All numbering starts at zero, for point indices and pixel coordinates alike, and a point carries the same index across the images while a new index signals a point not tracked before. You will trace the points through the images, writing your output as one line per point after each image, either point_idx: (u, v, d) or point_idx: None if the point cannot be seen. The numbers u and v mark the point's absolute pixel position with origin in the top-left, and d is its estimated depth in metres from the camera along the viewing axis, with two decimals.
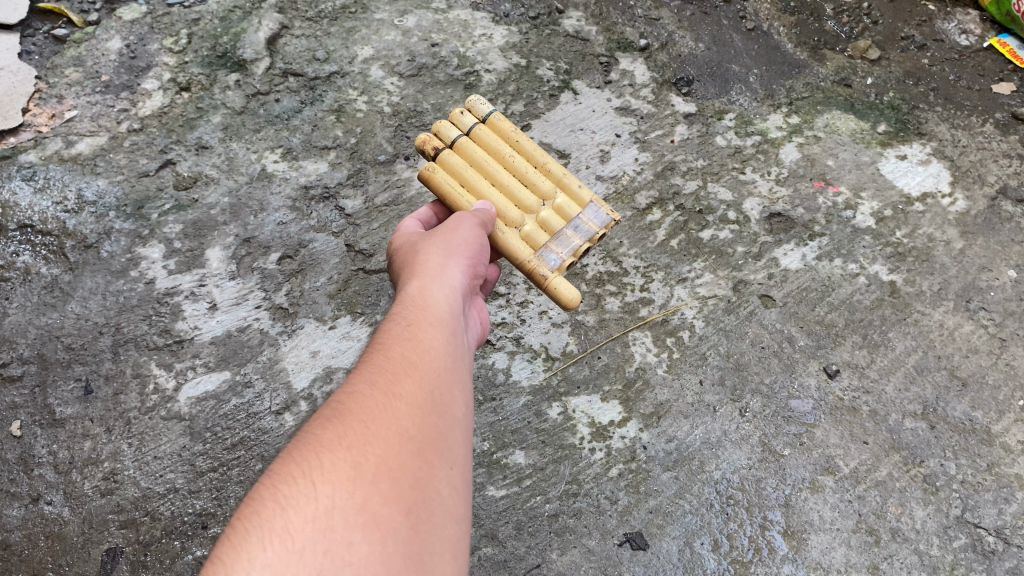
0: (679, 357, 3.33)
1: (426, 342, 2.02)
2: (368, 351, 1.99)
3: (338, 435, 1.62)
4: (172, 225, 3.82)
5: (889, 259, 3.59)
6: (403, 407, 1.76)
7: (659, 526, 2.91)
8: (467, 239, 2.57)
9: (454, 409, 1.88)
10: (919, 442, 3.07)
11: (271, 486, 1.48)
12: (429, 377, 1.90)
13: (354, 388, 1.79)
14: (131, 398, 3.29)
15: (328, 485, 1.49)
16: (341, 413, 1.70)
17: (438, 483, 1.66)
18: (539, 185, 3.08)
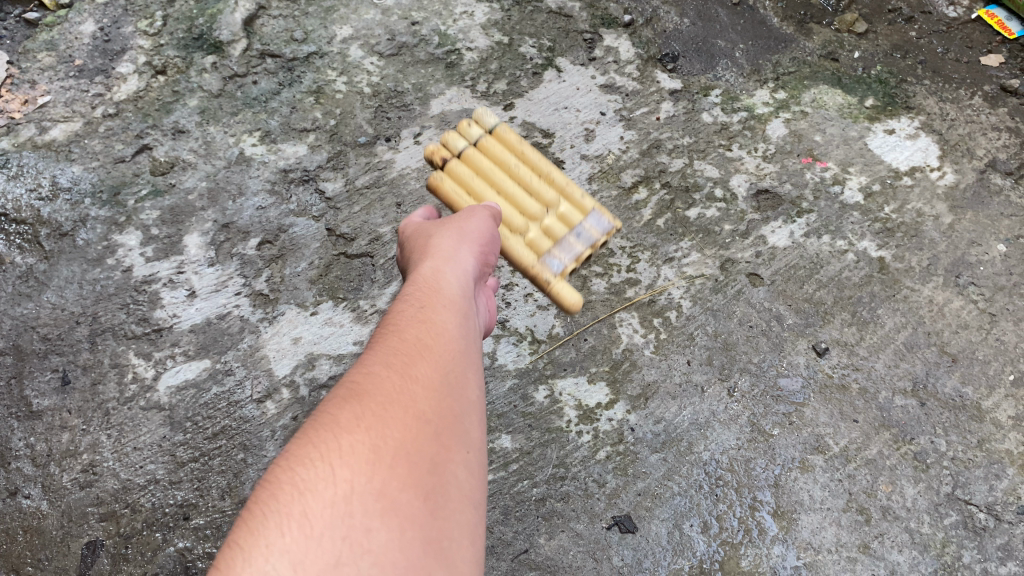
0: (666, 337, 3.29)
1: (440, 321, 1.91)
2: (380, 332, 1.89)
3: (356, 416, 1.55)
4: (149, 211, 3.75)
5: (878, 235, 3.55)
6: (421, 389, 1.67)
7: (648, 509, 2.88)
8: (480, 222, 2.49)
9: (474, 387, 1.78)
10: (909, 420, 3.03)
11: (287, 469, 1.43)
12: (445, 357, 1.79)
13: (370, 367, 1.71)
14: (109, 389, 3.22)
15: (345, 468, 1.43)
16: (358, 393, 1.62)
17: (456, 467, 1.56)
18: (542, 193, 2.98)
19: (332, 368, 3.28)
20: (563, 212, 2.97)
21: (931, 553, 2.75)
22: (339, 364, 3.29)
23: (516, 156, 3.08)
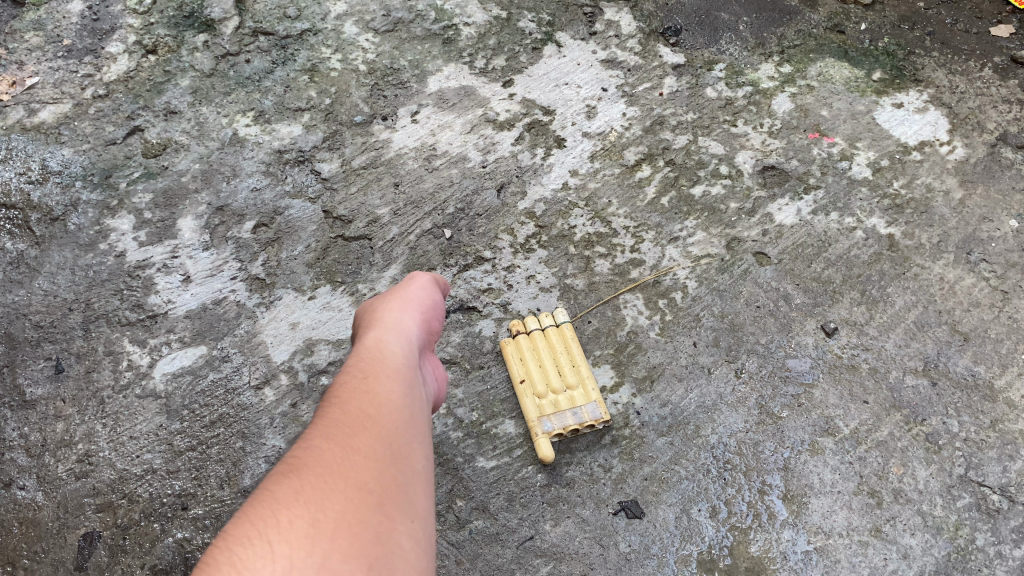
0: (671, 319, 3.22)
1: (385, 386, 1.79)
2: (322, 404, 1.77)
3: (294, 490, 1.44)
4: (142, 194, 3.67)
5: (887, 212, 3.47)
6: (363, 459, 1.56)
7: (655, 494, 2.82)
8: (420, 289, 2.22)
9: (418, 456, 1.67)
10: (920, 401, 2.97)
11: (223, 550, 1.30)
12: (390, 426, 1.68)
13: (309, 441, 1.60)
14: (104, 377, 3.16)
15: (285, 544, 1.31)
16: (297, 466, 1.51)
17: (400, 538, 1.44)
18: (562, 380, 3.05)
19: (331, 353, 3.19)
20: (576, 402, 2.98)
21: (944, 536, 2.69)
22: (338, 350, 3.20)
23: (561, 353, 3.13)
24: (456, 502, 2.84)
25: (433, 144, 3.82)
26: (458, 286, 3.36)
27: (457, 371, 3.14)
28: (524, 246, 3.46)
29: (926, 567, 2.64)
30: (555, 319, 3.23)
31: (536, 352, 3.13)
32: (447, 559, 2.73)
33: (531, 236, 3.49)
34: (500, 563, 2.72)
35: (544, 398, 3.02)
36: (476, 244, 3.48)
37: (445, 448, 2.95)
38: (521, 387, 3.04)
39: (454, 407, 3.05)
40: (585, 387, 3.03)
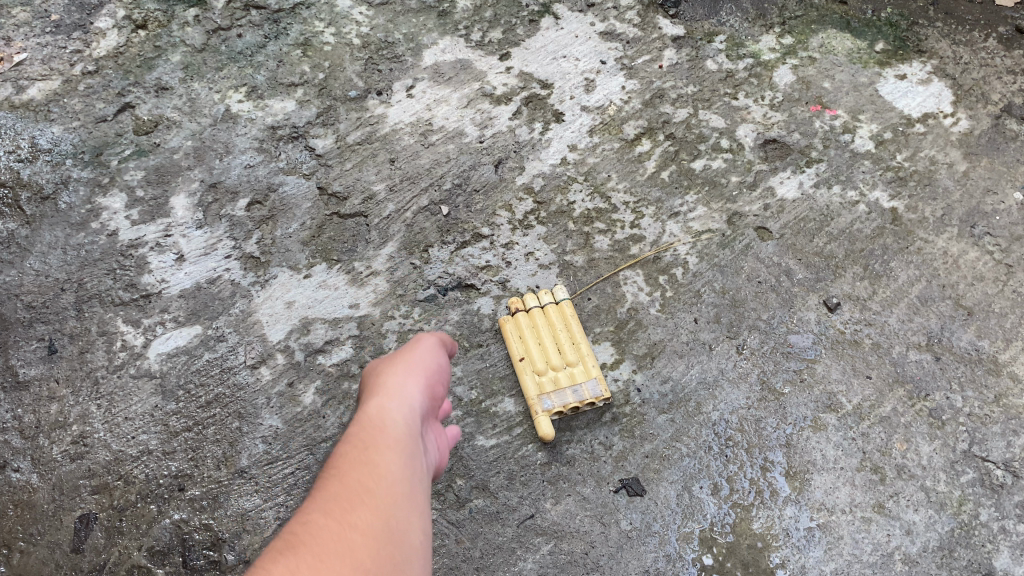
0: (672, 295, 3.18)
1: (385, 460, 1.69)
2: (319, 480, 1.66)
3: (292, 567, 1.33)
4: (134, 172, 3.61)
5: (890, 185, 3.43)
6: (360, 537, 1.47)
7: (656, 471, 2.80)
8: (427, 351, 2.14)
9: (415, 533, 1.59)
10: (923, 376, 2.95)
11: None
12: (389, 503, 1.59)
13: (306, 516, 1.50)
14: (98, 357, 3.12)
15: None
16: (294, 544, 1.41)
17: None
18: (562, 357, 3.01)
19: (328, 332, 3.14)
20: (576, 379, 2.95)
21: (948, 511, 2.67)
22: (335, 329, 3.15)
23: (562, 330, 3.09)
24: (456, 481, 2.82)
25: (429, 119, 3.76)
26: (456, 264, 3.32)
27: (455, 349, 3.10)
28: (523, 222, 3.41)
29: (930, 543, 2.62)
30: (554, 296, 3.19)
31: (536, 330, 3.09)
32: (447, 538, 2.71)
33: (530, 212, 3.44)
34: (500, 542, 2.70)
35: (544, 375, 2.99)
36: (474, 221, 3.43)
37: (444, 428, 2.92)
38: (520, 365, 3.00)
39: (453, 386, 3.01)
40: (585, 364, 2.99)
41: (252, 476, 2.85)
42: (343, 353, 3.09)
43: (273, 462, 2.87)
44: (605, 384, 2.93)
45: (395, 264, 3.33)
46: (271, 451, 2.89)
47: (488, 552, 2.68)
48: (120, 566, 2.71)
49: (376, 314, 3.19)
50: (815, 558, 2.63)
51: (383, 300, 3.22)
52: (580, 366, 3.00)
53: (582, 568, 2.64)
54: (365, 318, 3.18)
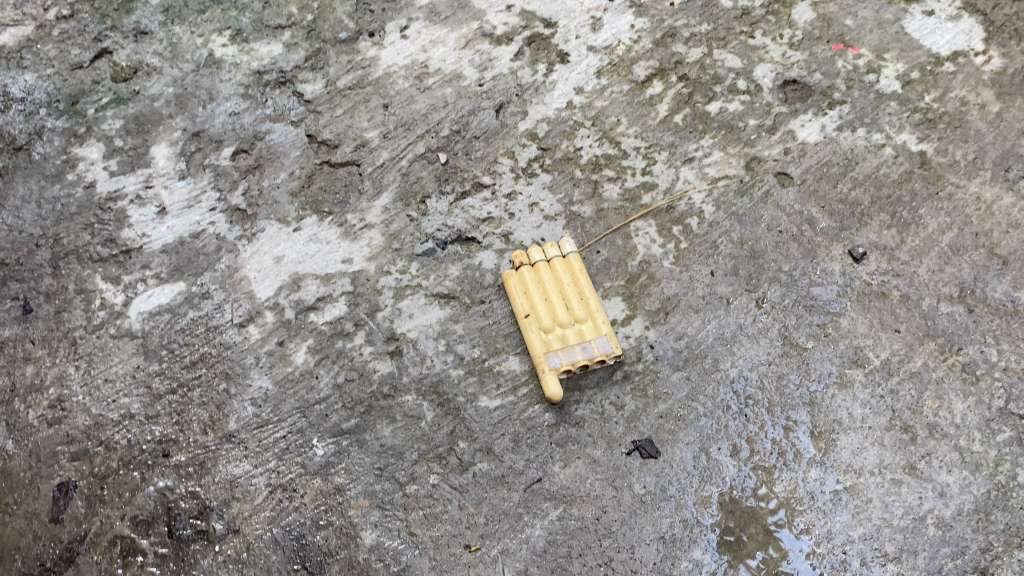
0: (686, 247, 2.98)
1: None
2: None
3: None
4: (112, 121, 3.39)
5: (918, 127, 3.21)
6: None
7: (671, 432, 2.62)
8: None
9: None
10: (956, 329, 2.76)
11: None
12: None
13: None
14: (75, 317, 2.92)
15: None
16: None
17: None
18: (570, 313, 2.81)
19: (320, 289, 2.94)
20: (585, 336, 2.75)
21: (983, 473, 2.50)
22: (327, 285, 2.95)
23: (569, 285, 2.88)
24: (458, 444, 2.64)
25: (425, 61, 3.52)
26: (455, 215, 3.11)
27: (456, 306, 2.91)
28: (526, 171, 3.20)
29: (964, 506, 2.46)
30: (561, 249, 2.97)
31: (541, 285, 2.89)
32: (450, 504, 2.55)
33: (534, 160, 3.23)
34: (506, 508, 2.53)
35: (550, 332, 2.79)
36: (474, 170, 3.22)
37: (445, 388, 2.74)
38: (525, 322, 2.81)
39: (454, 344, 2.83)
40: (595, 320, 2.78)
41: (241, 440, 2.67)
42: (337, 311, 2.90)
43: (263, 425, 2.69)
44: (616, 340, 2.73)
45: (390, 216, 3.12)
46: (260, 413, 2.71)
47: (493, 519, 2.52)
48: (102, 536, 2.55)
49: (371, 269, 2.99)
50: (842, 523, 2.47)
51: (378, 254, 3.02)
52: (589, 322, 2.80)
53: (593, 535, 2.48)
54: (360, 273, 2.98)
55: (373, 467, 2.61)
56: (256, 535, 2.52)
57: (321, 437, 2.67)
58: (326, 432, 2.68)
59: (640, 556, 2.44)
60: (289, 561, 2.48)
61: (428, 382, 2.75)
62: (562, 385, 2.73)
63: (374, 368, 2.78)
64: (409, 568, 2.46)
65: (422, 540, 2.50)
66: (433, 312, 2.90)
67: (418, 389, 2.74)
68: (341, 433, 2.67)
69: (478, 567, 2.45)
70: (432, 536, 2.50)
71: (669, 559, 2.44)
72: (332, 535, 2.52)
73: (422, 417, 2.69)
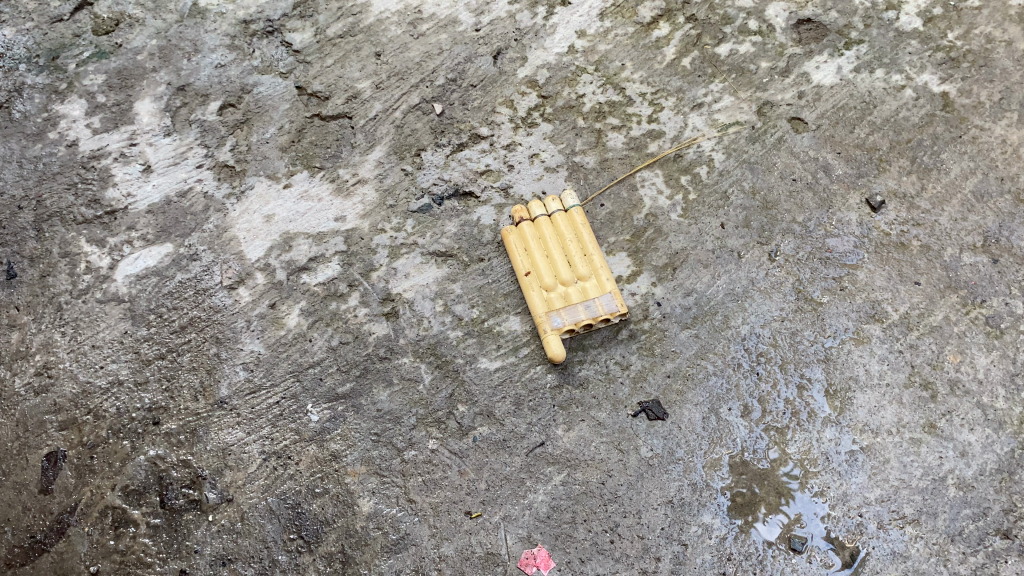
0: (695, 198, 2.84)
1: None
2: None
3: None
4: (94, 76, 3.22)
5: (940, 67, 3.02)
6: None
7: (679, 392, 2.51)
8: None
9: None
10: (979, 280, 2.62)
11: None
12: None
13: None
14: (60, 281, 2.81)
15: None
16: None
17: None
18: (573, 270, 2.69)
19: (312, 249, 2.82)
20: (588, 295, 2.62)
21: (1007, 431, 2.39)
22: (320, 245, 2.83)
23: (572, 241, 2.75)
24: (458, 408, 2.54)
25: (419, 6, 3.35)
26: (452, 169, 2.97)
27: (453, 264, 2.79)
28: (526, 120, 3.05)
29: (987, 466, 2.35)
30: (563, 203, 2.83)
31: (542, 242, 2.76)
32: (450, 470, 2.46)
33: (534, 109, 3.07)
34: (508, 473, 2.44)
35: (552, 291, 2.67)
36: (471, 120, 3.07)
37: (443, 350, 2.63)
38: (526, 281, 2.68)
39: (452, 304, 2.71)
40: (599, 277, 2.65)
41: (233, 407, 2.58)
42: (330, 271, 2.78)
43: (256, 391, 2.60)
44: (622, 297, 2.61)
45: (384, 170, 2.98)
46: (253, 378, 2.61)
47: (495, 484, 2.43)
48: (92, 507, 2.48)
49: (365, 227, 2.86)
50: (858, 485, 2.37)
51: (372, 211, 2.89)
52: (593, 279, 2.67)
53: (599, 500, 2.39)
54: (353, 231, 2.85)
55: (370, 433, 2.52)
56: (251, 504, 2.45)
57: (316, 402, 2.57)
58: (320, 397, 2.58)
59: (647, 521, 2.36)
60: (284, 531, 2.41)
61: (426, 344, 2.64)
62: (565, 346, 2.61)
63: (370, 331, 2.67)
64: (408, 536, 2.38)
65: (421, 507, 2.42)
66: (430, 271, 2.78)
67: (415, 351, 2.63)
68: (336, 398, 2.57)
69: (479, 534, 2.37)
70: (431, 502, 2.42)
71: (677, 524, 2.35)
72: (328, 503, 2.44)
73: (420, 381, 2.59)
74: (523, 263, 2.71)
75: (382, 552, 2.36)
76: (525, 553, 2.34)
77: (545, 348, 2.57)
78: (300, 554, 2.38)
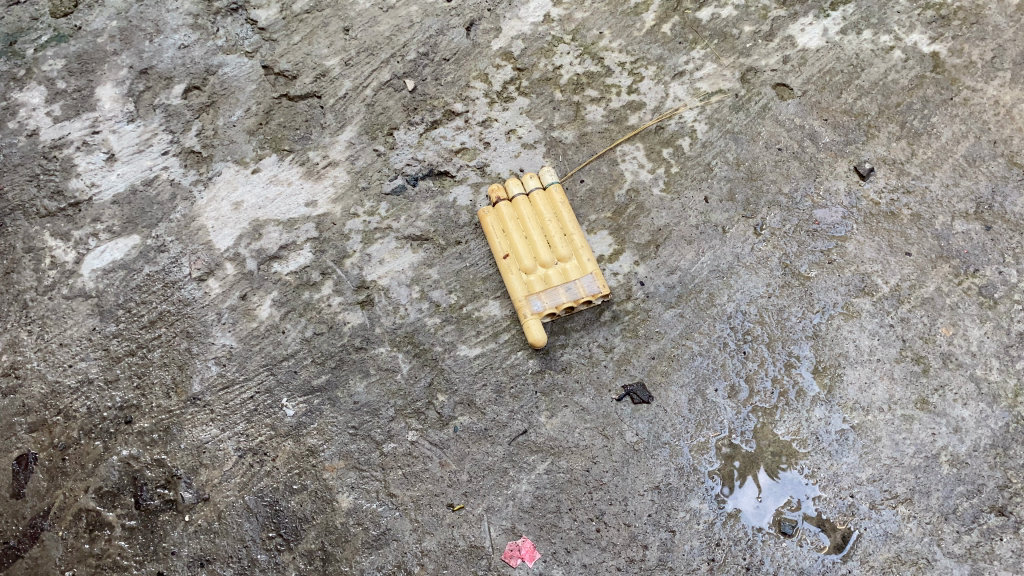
0: (678, 171, 2.74)
1: None
2: None
3: None
4: (52, 61, 3.08)
5: (930, 26, 2.90)
6: None
7: (664, 374, 2.44)
8: None
9: None
10: (972, 248, 2.53)
11: None
12: None
13: None
14: (25, 278, 2.72)
15: None
16: None
17: None
18: (552, 251, 2.60)
19: (283, 236, 2.73)
20: (569, 276, 2.53)
21: (1002, 404, 2.32)
22: (291, 232, 2.74)
23: (551, 221, 2.65)
24: (437, 397, 2.47)
25: None
26: (426, 148, 2.87)
27: (429, 248, 2.70)
28: (502, 95, 2.94)
29: (981, 441, 2.29)
30: (542, 180, 2.73)
31: (521, 222, 2.65)
32: (431, 462, 2.40)
33: (509, 82, 2.96)
34: (490, 463, 2.38)
35: (532, 273, 2.58)
36: (445, 96, 2.96)
37: (421, 338, 2.56)
38: (504, 264, 2.59)
39: (429, 290, 2.63)
40: (579, 258, 2.56)
41: (207, 403, 2.51)
42: (302, 260, 2.69)
43: (229, 386, 2.52)
44: (603, 277, 2.53)
45: (356, 152, 2.87)
46: (225, 373, 2.54)
47: (477, 475, 2.37)
48: (66, 511, 2.42)
49: (337, 212, 2.76)
50: (849, 464, 2.31)
51: (344, 194, 2.80)
52: (574, 260, 2.59)
53: (583, 487, 2.34)
54: (325, 217, 2.76)
55: (348, 426, 2.45)
56: (227, 503, 2.39)
57: (291, 396, 2.50)
58: (296, 391, 2.51)
59: (633, 508, 2.30)
60: (263, 529, 2.35)
61: (403, 333, 2.57)
62: (546, 330, 2.54)
63: (345, 320, 2.59)
64: (389, 531, 2.33)
65: (402, 501, 2.36)
66: (405, 256, 2.69)
67: (393, 340, 2.56)
68: (311, 391, 2.50)
69: (462, 526, 2.32)
70: (413, 496, 2.36)
71: (665, 510, 2.29)
72: (306, 500, 2.38)
73: (398, 370, 2.51)
74: (502, 246, 2.62)
75: (363, 549, 2.31)
76: (510, 545, 2.29)
77: (527, 332, 2.49)
78: (279, 553, 2.33)
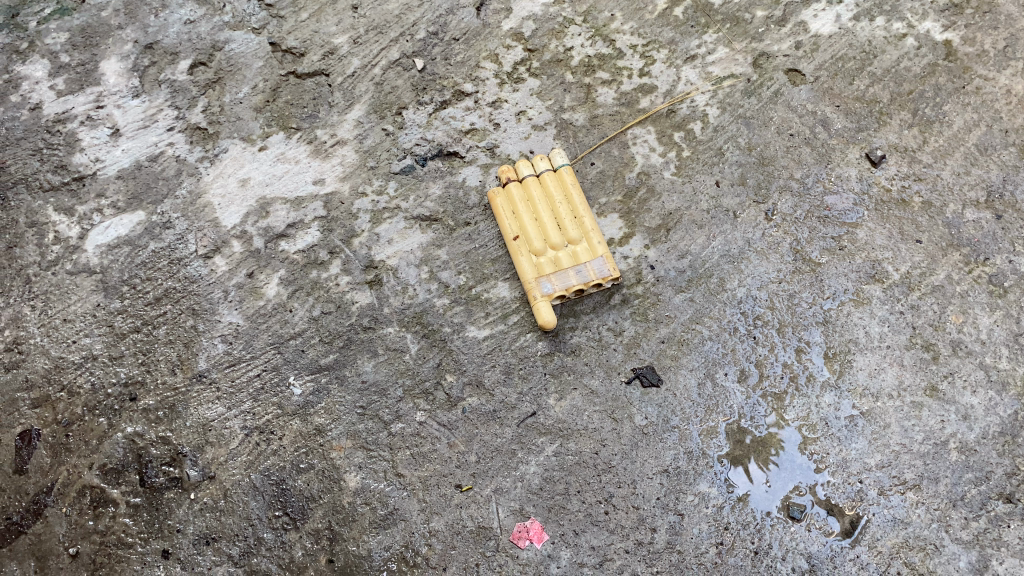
0: (689, 155, 2.73)
1: None
2: None
3: None
4: (56, 34, 3.03)
5: (943, 14, 2.88)
6: None
7: (674, 358, 2.44)
8: None
9: None
10: (982, 237, 2.53)
11: None
12: None
13: None
14: (28, 253, 2.68)
15: None
16: None
17: None
18: (562, 233, 2.58)
19: (290, 215, 2.71)
20: (579, 259, 2.52)
21: (1011, 393, 2.32)
22: (298, 210, 2.71)
23: (561, 203, 2.64)
24: (446, 378, 2.46)
25: None
26: (435, 128, 2.85)
27: (439, 229, 2.68)
28: (512, 76, 2.91)
29: (990, 429, 2.29)
30: (552, 162, 2.71)
31: (531, 204, 2.64)
32: (439, 442, 2.39)
33: (520, 63, 2.93)
34: (498, 444, 2.37)
35: (542, 255, 2.56)
36: (455, 76, 2.93)
37: (430, 319, 2.54)
38: (514, 245, 2.57)
39: (438, 271, 2.61)
40: (590, 240, 2.55)
41: (213, 381, 2.49)
42: (309, 238, 2.67)
43: (236, 363, 2.50)
44: (613, 260, 2.52)
45: (364, 131, 2.85)
46: (232, 351, 2.52)
47: (486, 456, 2.36)
48: (70, 487, 2.39)
49: (346, 191, 2.74)
50: (858, 450, 2.31)
51: (352, 173, 2.77)
52: (583, 242, 2.57)
53: (592, 470, 2.33)
54: (333, 196, 2.73)
55: (356, 405, 2.44)
56: (234, 481, 2.37)
57: (298, 375, 2.48)
58: (303, 370, 2.49)
59: (643, 491, 2.29)
60: (269, 507, 2.34)
61: (412, 313, 2.55)
62: (555, 312, 2.52)
63: (353, 300, 2.58)
64: (397, 511, 2.32)
65: (410, 481, 2.35)
66: (414, 236, 2.67)
67: (401, 321, 2.54)
68: (319, 370, 2.49)
69: (470, 507, 2.31)
70: (421, 476, 2.35)
71: (673, 493, 2.29)
72: (313, 479, 2.37)
73: (406, 351, 2.50)
74: (511, 228, 2.60)
75: (370, 529, 2.30)
76: (518, 526, 2.28)
77: (537, 314, 2.47)
78: (286, 531, 2.32)
